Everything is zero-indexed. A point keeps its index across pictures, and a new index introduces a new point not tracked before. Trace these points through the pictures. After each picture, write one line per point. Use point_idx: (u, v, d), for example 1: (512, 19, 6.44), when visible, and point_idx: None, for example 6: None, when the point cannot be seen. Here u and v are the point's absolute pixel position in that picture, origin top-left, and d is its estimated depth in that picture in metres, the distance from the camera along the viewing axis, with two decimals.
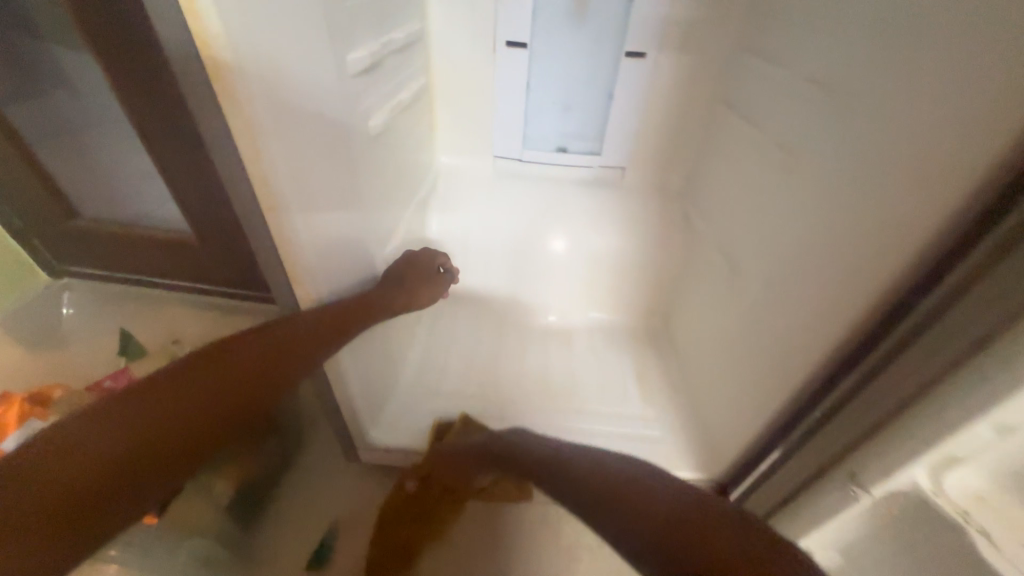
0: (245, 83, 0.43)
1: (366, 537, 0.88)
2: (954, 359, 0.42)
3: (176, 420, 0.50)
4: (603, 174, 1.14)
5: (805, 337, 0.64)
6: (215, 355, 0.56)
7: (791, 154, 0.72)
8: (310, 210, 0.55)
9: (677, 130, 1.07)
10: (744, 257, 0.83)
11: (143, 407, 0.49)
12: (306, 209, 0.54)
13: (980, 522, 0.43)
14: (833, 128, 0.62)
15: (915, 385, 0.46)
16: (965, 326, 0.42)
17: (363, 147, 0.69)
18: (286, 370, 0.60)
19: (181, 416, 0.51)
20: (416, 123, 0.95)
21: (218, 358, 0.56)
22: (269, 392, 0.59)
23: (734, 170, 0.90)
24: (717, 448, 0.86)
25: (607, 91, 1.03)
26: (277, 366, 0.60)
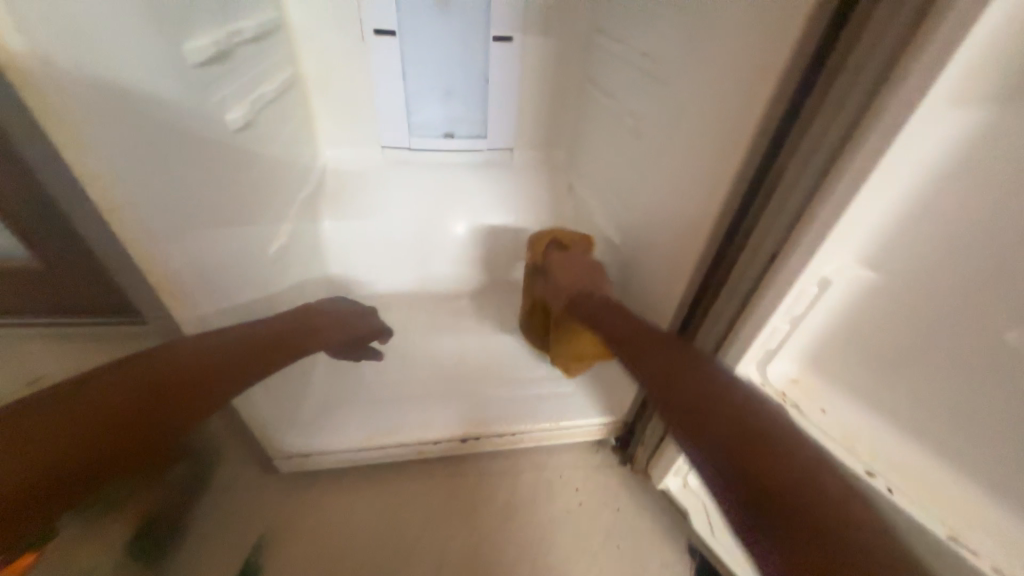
0: (51, 68, 0.37)
1: (296, 547, 0.84)
2: (760, 273, 0.52)
3: (138, 420, 0.47)
4: (491, 156, 1.20)
5: (662, 278, 0.74)
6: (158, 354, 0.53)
7: (637, 121, 0.81)
8: (168, 208, 0.51)
9: (552, 109, 1.15)
10: (613, 216, 0.93)
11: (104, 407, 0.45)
12: (163, 207, 0.50)
13: (794, 399, 0.56)
14: (659, 95, 0.72)
15: (735, 306, 0.56)
16: (758, 250, 0.52)
17: (229, 144, 0.67)
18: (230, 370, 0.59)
19: (141, 417, 0.47)
20: (287, 116, 0.92)
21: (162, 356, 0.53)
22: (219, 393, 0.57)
23: (601, 141, 1.00)
24: (619, 390, 0.96)
25: (483, 75, 1.07)
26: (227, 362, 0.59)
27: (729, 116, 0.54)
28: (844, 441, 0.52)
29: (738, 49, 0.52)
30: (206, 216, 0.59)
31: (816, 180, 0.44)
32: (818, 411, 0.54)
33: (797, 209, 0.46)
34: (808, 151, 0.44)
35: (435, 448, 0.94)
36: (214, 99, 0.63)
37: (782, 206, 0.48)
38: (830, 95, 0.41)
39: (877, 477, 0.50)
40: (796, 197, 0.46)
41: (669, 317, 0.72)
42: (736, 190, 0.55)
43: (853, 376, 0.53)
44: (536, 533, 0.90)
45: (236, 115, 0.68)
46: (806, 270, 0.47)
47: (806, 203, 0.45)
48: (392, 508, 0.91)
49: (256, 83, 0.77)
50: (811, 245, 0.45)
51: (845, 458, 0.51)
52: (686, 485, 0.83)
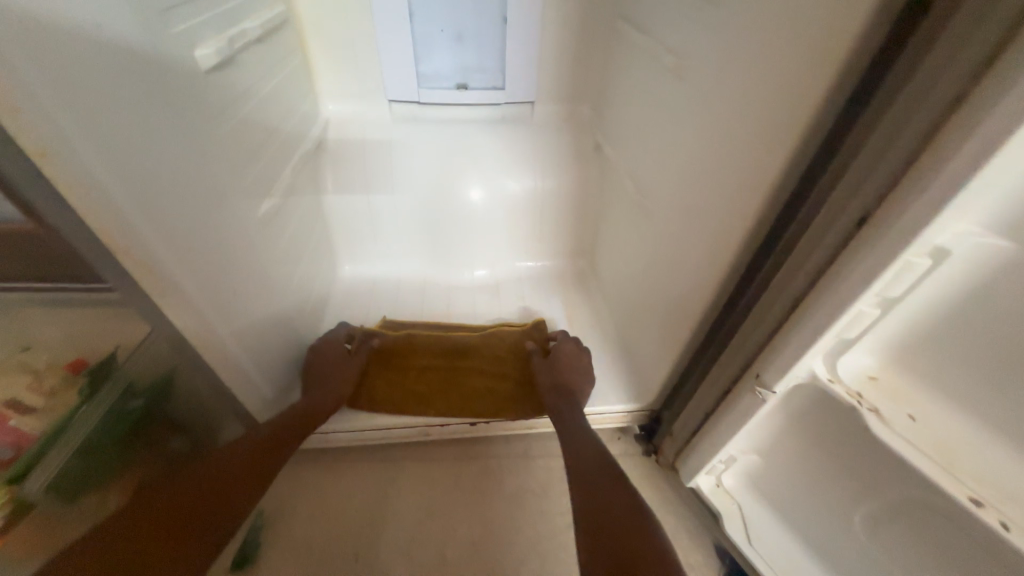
0: None
1: (298, 523, 0.82)
2: (841, 240, 0.41)
3: (230, 487, 0.62)
4: (510, 111, 1.08)
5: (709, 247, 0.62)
6: (206, 482, 0.61)
7: (677, 59, 0.68)
8: (96, 161, 0.44)
9: (578, 57, 1.03)
10: (643, 177, 0.82)
11: (194, 523, 0.57)
12: (85, 160, 0.43)
13: (871, 402, 0.44)
14: (708, 20, 0.59)
15: (806, 281, 0.45)
16: (844, 208, 0.40)
17: (196, 88, 0.58)
18: (286, 442, 0.70)
19: (231, 484, 0.62)
20: (279, 61, 0.84)
21: (211, 483, 0.61)
22: (291, 439, 0.71)
23: (634, 88, 0.86)
24: (645, 375, 0.85)
25: (501, 15, 0.95)
26: (273, 453, 0.68)
27: (795, 46, 0.43)
28: (941, 460, 0.40)
29: None
30: (154, 167, 0.50)
31: (948, 106, 0.32)
32: (903, 419, 0.42)
33: (909, 152, 0.35)
34: (943, 64, 0.32)
35: (443, 432, 0.87)
36: (175, 31, 0.54)
37: (890, 144, 0.36)
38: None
39: (987, 510, 0.37)
40: (914, 126, 0.34)
41: (708, 295, 0.62)
42: (814, 133, 0.43)
43: (952, 380, 0.40)
44: (546, 522, 0.84)
45: (206, 52, 0.59)
46: (908, 235, 0.35)
47: (927, 139, 0.34)
48: (396, 491, 0.87)
49: (234, 16, 0.68)
50: (926, 198, 0.33)
51: (933, 476, 0.40)
52: (718, 485, 0.72)
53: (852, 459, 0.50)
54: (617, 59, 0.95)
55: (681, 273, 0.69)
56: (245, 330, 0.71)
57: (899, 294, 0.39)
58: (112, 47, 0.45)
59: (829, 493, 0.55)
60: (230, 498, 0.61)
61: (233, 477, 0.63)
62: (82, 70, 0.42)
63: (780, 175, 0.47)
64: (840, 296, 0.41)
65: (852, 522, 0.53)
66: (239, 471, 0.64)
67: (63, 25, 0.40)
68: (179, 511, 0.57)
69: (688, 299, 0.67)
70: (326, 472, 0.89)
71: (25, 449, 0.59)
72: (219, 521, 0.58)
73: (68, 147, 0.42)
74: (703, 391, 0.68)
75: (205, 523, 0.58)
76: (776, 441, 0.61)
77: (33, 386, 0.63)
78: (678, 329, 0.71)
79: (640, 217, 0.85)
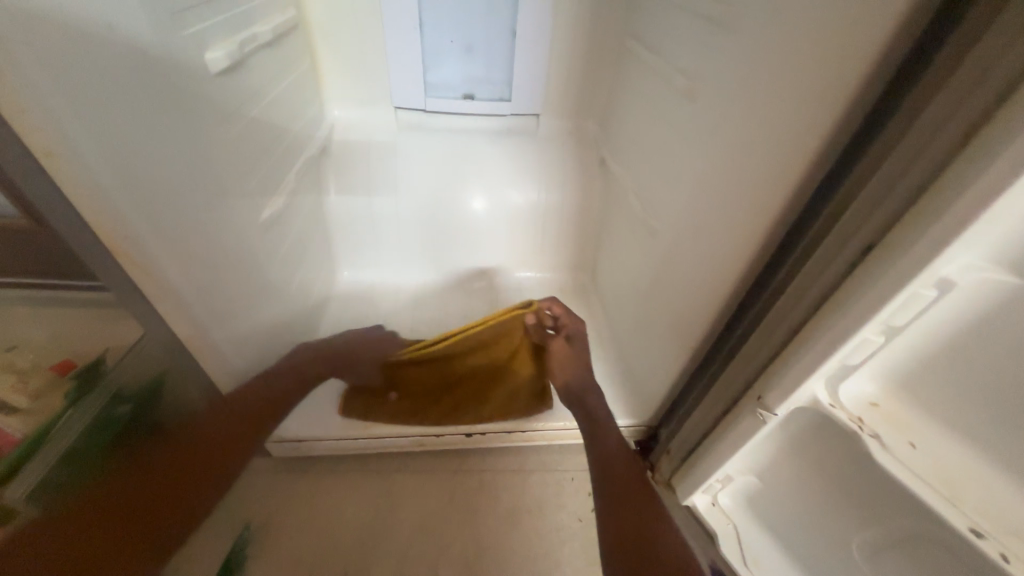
0: None
1: (286, 534, 0.81)
2: (847, 267, 0.42)
3: (192, 477, 0.67)
4: (516, 123, 1.09)
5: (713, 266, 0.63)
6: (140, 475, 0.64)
7: (686, 81, 0.69)
8: (101, 161, 0.43)
9: (585, 73, 1.04)
10: (648, 194, 0.83)
11: (125, 518, 0.61)
12: (91, 160, 0.42)
13: (872, 428, 0.44)
14: (719, 44, 0.60)
15: (810, 306, 0.46)
16: (851, 236, 0.41)
17: (205, 89, 0.57)
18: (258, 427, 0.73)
19: (198, 473, 0.67)
20: (288, 65, 0.84)
21: (183, 471, 0.66)
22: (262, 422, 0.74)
23: (641, 106, 0.87)
24: (643, 391, 0.86)
25: (511, 29, 0.97)
26: (242, 440, 0.72)
27: (805, 75, 0.44)
28: (943, 490, 0.40)
29: None
30: (159, 169, 0.50)
31: (957, 141, 0.33)
32: (904, 446, 0.42)
33: (920, 182, 0.35)
34: (956, 99, 0.33)
35: (439, 443, 0.86)
36: (187, 32, 0.53)
37: (900, 174, 0.37)
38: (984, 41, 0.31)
39: (989, 542, 0.37)
40: (925, 158, 0.35)
41: (711, 315, 0.62)
42: (822, 160, 0.43)
43: (954, 410, 0.40)
44: (540, 538, 0.83)
45: (217, 55, 0.59)
46: (916, 265, 0.36)
47: (937, 171, 0.34)
48: (388, 502, 0.86)
49: (246, 19, 0.68)
50: (935, 230, 0.34)
51: (936, 506, 0.40)
52: (715, 505, 0.72)
53: (851, 484, 0.51)
54: (625, 77, 0.96)
55: (683, 292, 0.70)
56: (242, 335, 0.70)
57: (904, 323, 0.39)
58: (124, 48, 0.44)
59: (826, 517, 0.55)
60: (180, 494, 0.66)
61: (209, 466, 0.68)
62: (92, 66, 0.41)
63: (787, 200, 0.47)
64: (846, 322, 0.41)
65: (848, 548, 0.53)
66: (210, 460, 0.69)
67: (75, 24, 0.39)
68: (145, 497, 0.63)
69: (690, 318, 0.68)
70: (318, 481, 0.87)
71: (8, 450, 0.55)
72: (174, 518, 0.65)
73: (75, 147, 0.41)
74: (703, 410, 0.68)
75: (153, 518, 0.63)
76: (776, 463, 0.61)
77: (18, 385, 0.59)
78: (679, 347, 0.71)
79: (643, 234, 0.85)
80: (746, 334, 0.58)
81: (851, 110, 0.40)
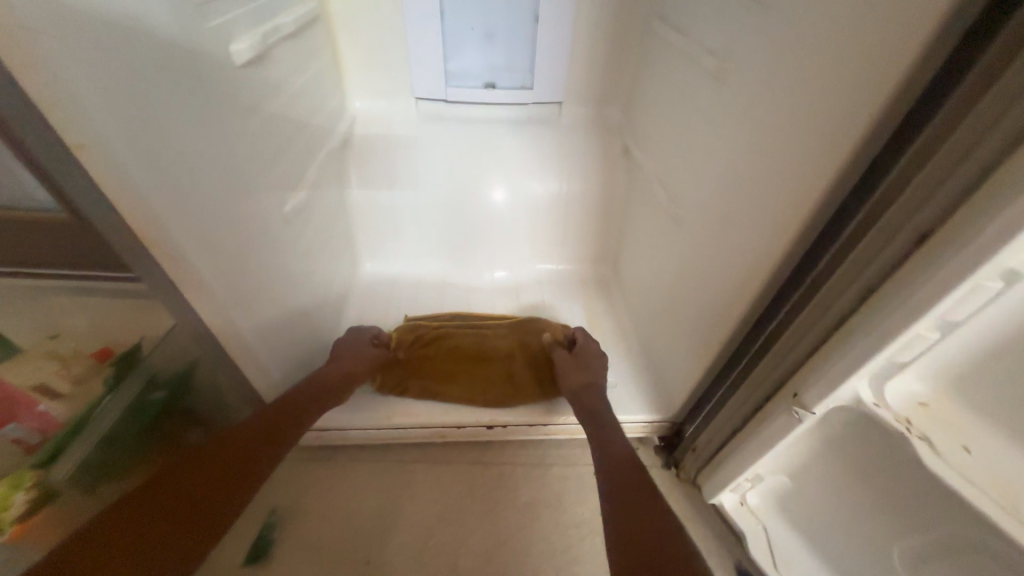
0: None
1: (312, 520, 0.82)
2: (898, 259, 0.39)
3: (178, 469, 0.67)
4: (538, 111, 1.07)
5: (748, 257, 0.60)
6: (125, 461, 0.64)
7: (717, 63, 0.66)
8: (132, 153, 0.44)
9: (609, 58, 1.01)
10: (674, 182, 0.80)
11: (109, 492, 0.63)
12: (123, 152, 0.43)
13: (921, 430, 0.41)
14: (755, 21, 0.56)
15: (854, 298, 0.43)
16: (901, 224, 0.38)
17: (228, 81, 0.58)
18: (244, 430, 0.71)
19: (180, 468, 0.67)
20: (310, 56, 0.84)
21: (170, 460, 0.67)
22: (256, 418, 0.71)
23: (668, 91, 0.84)
24: (667, 386, 0.83)
25: (533, 15, 0.94)
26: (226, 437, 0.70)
27: (851, 51, 0.41)
28: (1001, 498, 0.37)
29: None
30: (188, 162, 0.51)
31: None
32: (957, 450, 0.40)
33: (991, 160, 0.33)
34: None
35: (460, 434, 0.86)
36: (210, 23, 0.53)
37: (963, 155, 0.34)
38: None
39: None
40: (996, 134, 0.32)
41: (742, 308, 0.59)
42: (870, 143, 0.40)
43: (1018, 413, 0.37)
44: (560, 532, 0.82)
45: (240, 47, 0.59)
46: (980, 255, 0.33)
47: (1010, 149, 0.31)
48: (410, 492, 0.86)
49: (269, 11, 0.68)
50: (1003, 217, 0.31)
51: (991, 515, 0.37)
52: (743, 504, 0.69)
53: (895, 488, 0.48)
54: (650, 61, 0.93)
55: (710, 284, 0.67)
56: (267, 325, 0.71)
57: (962, 317, 0.36)
58: (151, 39, 0.45)
59: (867, 522, 0.52)
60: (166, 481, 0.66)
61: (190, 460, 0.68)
62: (120, 59, 0.42)
63: (829, 186, 0.44)
64: (895, 317, 0.39)
65: (891, 554, 0.50)
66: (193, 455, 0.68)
67: (105, 18, 0.40)
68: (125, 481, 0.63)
69: (718, 312, 0.65)
70: (342, 470, 0.89)
71: (54, 433, 0.60)
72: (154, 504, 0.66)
73: (108, 140, 0.42)
74: (731, 406, 0.66)
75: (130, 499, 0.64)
76: (811, 463, 0.58)
77: (61, 372, 0.61)
78: (706, 342, 0.69)
79: (669, 223, 0.83)
80: (781, 330, 0.55)
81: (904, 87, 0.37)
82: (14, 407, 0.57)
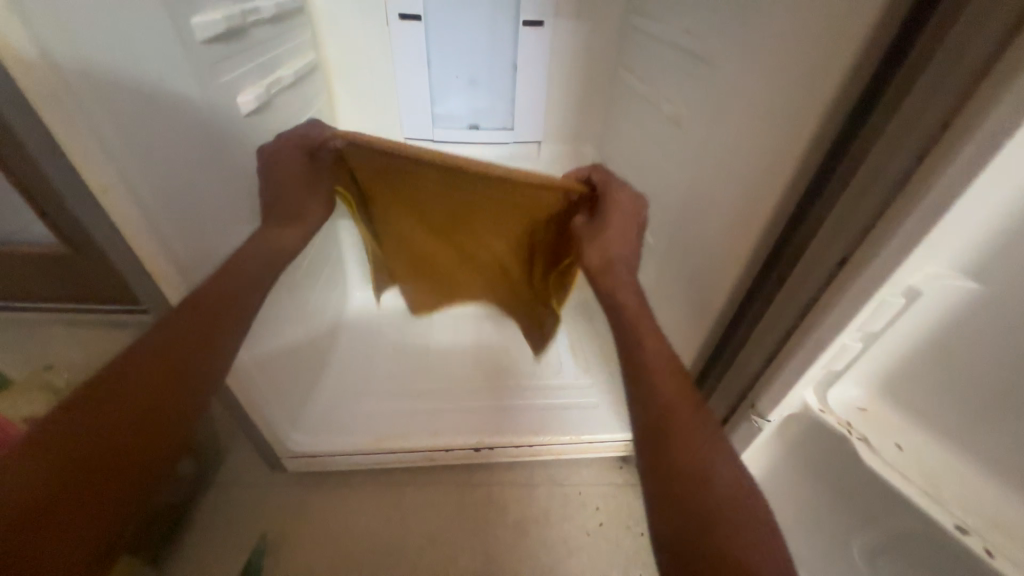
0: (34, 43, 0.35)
1: (300, 547, 0.83)
2: (824, 283, 0.44)
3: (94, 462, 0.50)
4: (519, 149, 1.15)
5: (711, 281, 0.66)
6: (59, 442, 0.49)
7: (674, 112, 0.74)
8: (148, 193, 0.48)
9: (583, 101, 1.11)
10: (644, 214, 0.87)
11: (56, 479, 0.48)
12: (140, 192, 0.47)
13: (860, 432, 0.46)
14: (702, 77, 0.65)
15: (793, 319, 0.48)
16: (822, 254, 0.44)
17: (235, 127, 0.63)
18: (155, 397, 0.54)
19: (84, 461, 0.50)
20: (307, 101, 0.91)
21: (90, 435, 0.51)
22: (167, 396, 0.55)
23: (634, 133, 0.93)
24: None
25: (513, 64, 1.04)
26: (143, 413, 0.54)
27: (777, 109, 0.49)
28: (928, 489, 0.42)
29: (789, 37, 0.47)
30: (194, 201, 0.55)
31: (907, 167, 0.36)
32: (891, 448, 0.45)
33: (883, 200, 0.38)
34: (900, 127, 0.36)
35: (447, 456, 0.89)
36: (223, 79, 0.60)
37: (862, 194, 0.40)
38: (921, 80, 0.34)
39: (972, 537, 0.39)
40: (880, 179, 0.38)
41: (705, 328, 0.65)
42: (796, 184, 0.47)
43: (937, 410, 0.43)
44: (548, 551, 0.84)
45: (247, 98, 0.65)
46: (882, 277, 0.39)
47: (894, 192, 0.37)
48: (400, 516, 0.87)
49: (272, 65, 0.75)
50: (893, 246, 0.38)
51: (920, 504, 0.42)
52: None
53: (847, 488, 0.52)
54: (619, 105, 1.03)
55: (678, 307, 0.73)
56: (265, 352, 0.74)
57: (878, 329, 0.43)
58: (168, 93, 0.50)
59: (826, 523, 0.56)
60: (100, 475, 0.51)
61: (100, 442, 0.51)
62: (146, 118, 0.47)
63: (768, 220, 0.51)
64: (824, 331, 0.45)
65: (851, 553, 0.54)
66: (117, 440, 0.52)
67: (129, 80, 0.45)
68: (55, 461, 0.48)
69: (685, 331, 0.71)
70: (332, 496, 0.90)
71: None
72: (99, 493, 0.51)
73: (129, 184, 0.46)
74: None
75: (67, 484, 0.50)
76: (774, 469, 0.63)
77: (54, 404, 0.63)
78: (678, 361, 0.74)
79: (641, 251, 0.89)
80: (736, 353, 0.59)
81: (817, 141, 0.44)
82: (3, 438, 0.57)
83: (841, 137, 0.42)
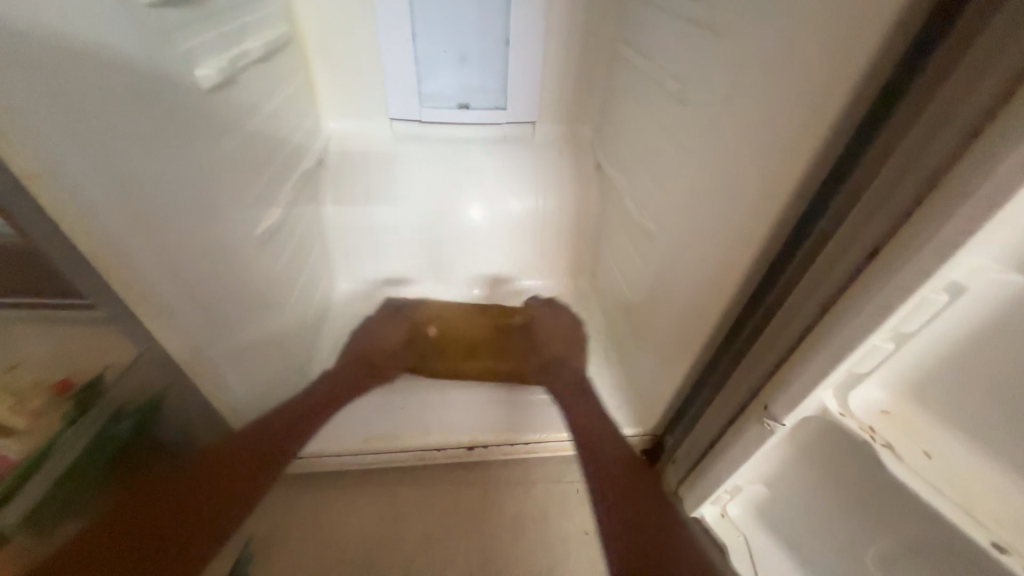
0: None
1: (287, 553, 0.79)
2: (855, 269, 0.40)
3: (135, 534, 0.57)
4: (513, 131, 1.09)
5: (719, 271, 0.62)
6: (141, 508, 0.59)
7: (680, 87, 0.68)
8: (88, 178, 0.43)
9: (579, 78, 1.04)
10: (645, 198, 0.82)
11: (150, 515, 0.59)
12: (77, 177, 0.42)
13: (884, 437, 0.43)
14: (709, 48, 0.59)
15: (816, 308, 0.44)
16: (854, 237, 0.40)
17: (196, 105, 0.57)
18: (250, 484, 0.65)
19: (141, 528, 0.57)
20: (282, 78, 0.84)
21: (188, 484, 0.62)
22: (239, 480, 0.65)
23: (635, 112, 0.87)
24: (647, 399, 0.84)
25: (505, 37, 0.97)
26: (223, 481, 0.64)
27: (799, 82, 0.43)
28: (961, 502, 0.39)
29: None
30: (153, 185, 0.49)
31: (962, 142, 0.32)
32: (918, 456, 0.41)
33: (928, 180, 0.34)
34: (948, 103, 0.32)
35: (439, 456, 0.85)
36: (179, 49, 0.53)
37: (908, 169, 0.35)
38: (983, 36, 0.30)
39: (1013, 557, 0.36)
40: (932, 155, 0.33)
41: (711, 323, 0.61)
42: (820, 166, 0.43)
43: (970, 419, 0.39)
44: (546, 551, 0.81)
45: (208, 72, 0.59)
46: (920, 271, 0.35)
47: (944, 170, 0.33)
48: (392, 518, 0.84)
49: (238, 36, 0.68)
50: (938, 235, 0.33)
51: (951, 518, 0.38)
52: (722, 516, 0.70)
53: (864, 495, 0.49)
54: (619, 82, 0.96)
55: (682, 299, 0.69)
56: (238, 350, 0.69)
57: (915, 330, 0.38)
58: (111, 62, 0.44)
59: (840, 529, 0.53)
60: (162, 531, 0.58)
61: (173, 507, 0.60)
62: (100, 104, 0.43)
63: (786, 207, 0.46)
64: (849, 331, 0.40)
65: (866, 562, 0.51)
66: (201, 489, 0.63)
67: (58, 45, 0.39)
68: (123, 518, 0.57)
69: (689, 326, 0.67)
70: (319, 498, 0.86)
71: None
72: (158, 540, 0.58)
73: (62, 166, 0.40)
74: (706, 419, 0.67)
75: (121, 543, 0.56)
76: (784, 471, 0.59)
77: None
78: (682, 357, 0.70)
79: (641, 239, 0.84)
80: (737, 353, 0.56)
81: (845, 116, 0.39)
82: None
83: (865, 117, 0.39)
